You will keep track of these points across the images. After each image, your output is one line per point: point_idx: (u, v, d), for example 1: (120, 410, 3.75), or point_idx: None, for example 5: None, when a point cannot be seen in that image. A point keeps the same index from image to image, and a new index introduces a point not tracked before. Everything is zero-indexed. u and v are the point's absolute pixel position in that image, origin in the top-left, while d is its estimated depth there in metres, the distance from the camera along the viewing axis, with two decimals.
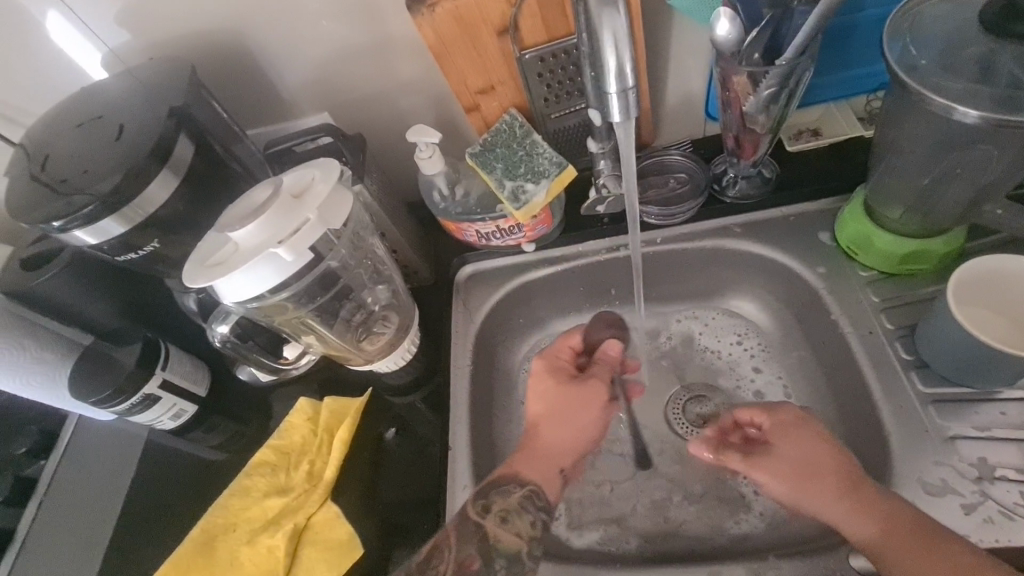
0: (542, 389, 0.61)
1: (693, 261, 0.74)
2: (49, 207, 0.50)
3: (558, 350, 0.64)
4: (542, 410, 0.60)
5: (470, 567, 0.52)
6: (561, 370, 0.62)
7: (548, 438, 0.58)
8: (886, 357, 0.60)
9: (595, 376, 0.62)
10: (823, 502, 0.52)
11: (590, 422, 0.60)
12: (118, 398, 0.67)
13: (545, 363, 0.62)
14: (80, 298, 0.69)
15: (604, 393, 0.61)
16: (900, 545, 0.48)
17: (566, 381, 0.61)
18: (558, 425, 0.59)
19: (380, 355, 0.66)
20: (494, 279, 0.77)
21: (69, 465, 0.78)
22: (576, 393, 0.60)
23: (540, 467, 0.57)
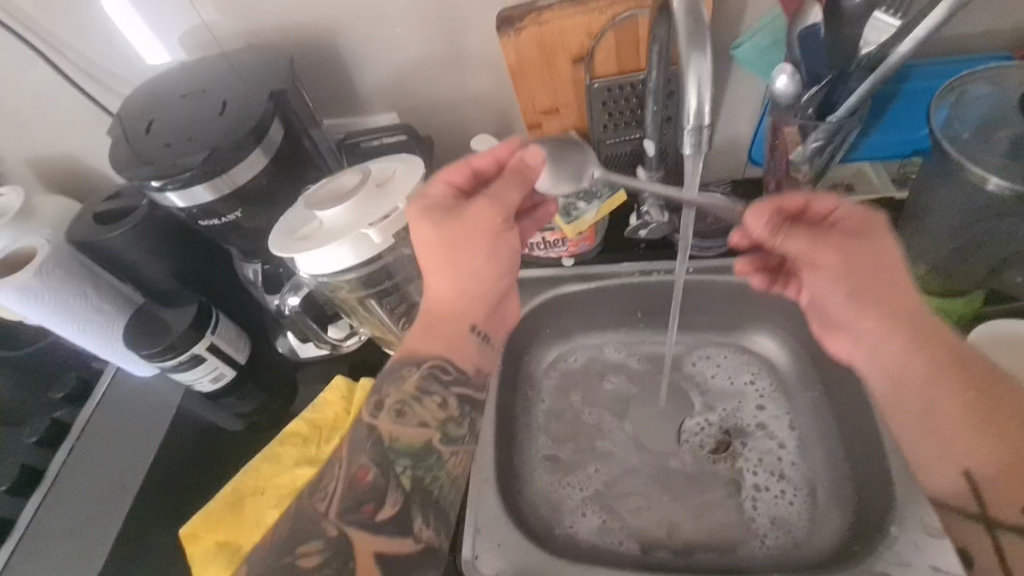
0: (423, 238, 0.51)
1: (722, 294, 0.78)
2: (152, 169, 0.55)
3: (429, 189, 0.54)
4: (425, 264, 0.54)
5: (363, 479, 0.50)
6: (447, 202, 0.52)
7: (439, 295, 0.56)
8: None
9: (481, 199, 0.53)
10: (912, 362, 0.54)
11: (485, 255, 0.54)
12: (170, 353, 0.71)
13: (418, 204, 0.51)
14: (144, 256, 0.72)
15: (502, 213, 0.53)
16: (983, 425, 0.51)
17: (448, 220, 0.51)
18: (446, 268, 0.53)
19: None
20: (526, 289, 0.79)
21: (104, 415, 0.81)
22: (458, 228, 0.52)
23: (438, 341, 0.57)
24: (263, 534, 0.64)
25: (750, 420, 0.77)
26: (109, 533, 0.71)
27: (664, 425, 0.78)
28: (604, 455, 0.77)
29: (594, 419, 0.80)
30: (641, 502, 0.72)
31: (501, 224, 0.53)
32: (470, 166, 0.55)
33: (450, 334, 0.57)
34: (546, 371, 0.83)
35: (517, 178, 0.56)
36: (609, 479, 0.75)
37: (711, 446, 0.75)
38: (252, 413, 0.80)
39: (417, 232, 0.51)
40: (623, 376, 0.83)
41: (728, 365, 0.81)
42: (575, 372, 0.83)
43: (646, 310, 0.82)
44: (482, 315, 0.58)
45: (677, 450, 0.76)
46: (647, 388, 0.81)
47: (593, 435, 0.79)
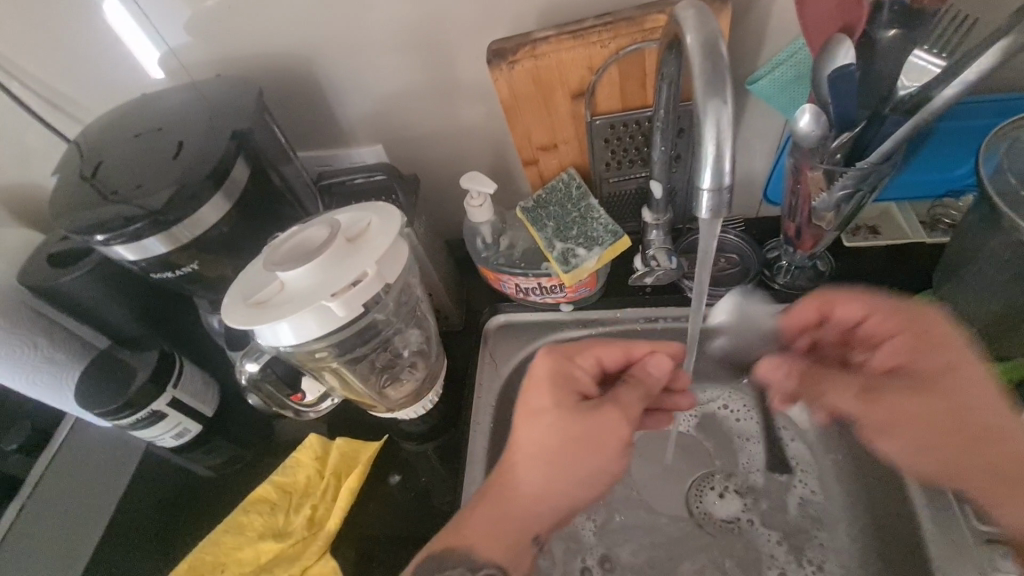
0: (544, 410, 0.52)
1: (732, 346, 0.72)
2: (94, 218, 0.48)
3: (575, 369, 0.56)
4: (528, 441, 0.51)
5: None
6: (570, 395, 0.53)
7: (523, 483, 0.51)
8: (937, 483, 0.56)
9: (615, 403, 0.53)
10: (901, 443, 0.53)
11: (596, 466, 0.51)
12: (125, 411, 0.64)
13: (557, 368, 0.55)
14: (101, 301, 0.66)
15: (626, 427, 0.52)
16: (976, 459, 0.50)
17: (571, 413, 0.52)
18: (547, 463, 0.51)
19: (404, 404, 0.63)
20: (523, 334, 0.75)
21: (60, 466, 0.75)
22: (588, 420, 0.51)
23: (502, 537, 0.49)
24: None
25: (763, 482, 0.70)
26: None
27: (669, 488, 0.71)
28: (604, 520, 0.71)
29: None
30: None
31: (621, 441, 0.52)
32: (625, 351, 0.58)
33: (513, 541, 0.49)
34: None
35: (642, 387, 0.57)
36: (609, 550, 0.68)
37: (720, 513, 0.69)
38: (219, 469, 0.73)
39: (540, 400, 0.53)
40: None
41: (741, 421, 0.74)
42: None
43: None
44: (550, 525, 0.52)
45: (682, 517, 0.69)
46: (651, 445, 0.75)
47: (591, 498, 0.72)
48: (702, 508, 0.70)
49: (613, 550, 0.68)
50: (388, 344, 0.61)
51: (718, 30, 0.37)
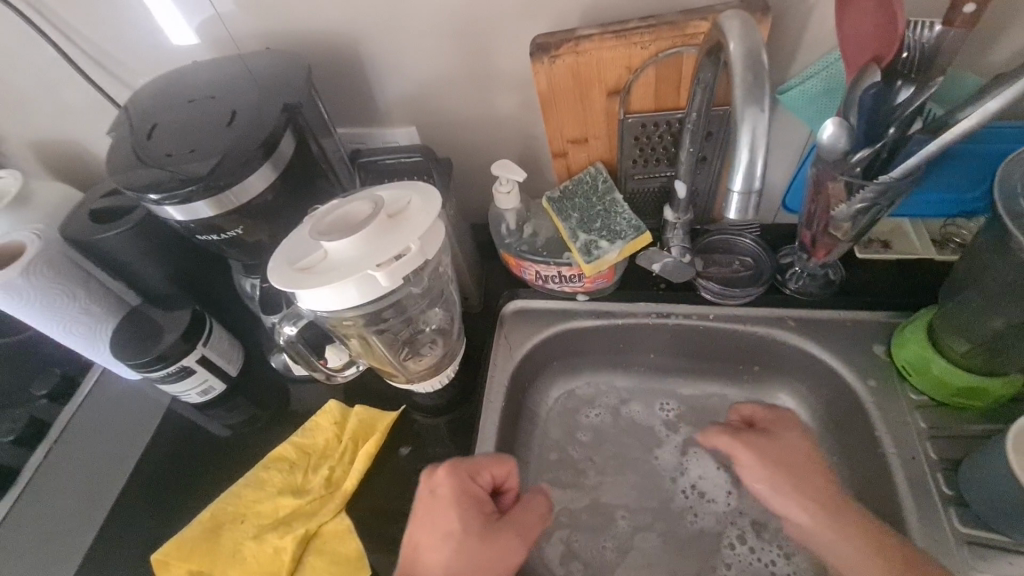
0: (451, 531, 0.53)
1: (737, 345, 0.75)
2: (150, 179, 0.51)
3: (476, 481, 0.57)
4: (439, 557, 0.52)
5: None
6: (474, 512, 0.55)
7: None
8: (925, 488, 0.59)
9: (514, 528, 0.55)
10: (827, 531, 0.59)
11: None
12: (157, 365, 0.66)
13: (457, 491, 0.55)
14: (137, 258, 0.69)
15: (521, 548, 0.54)
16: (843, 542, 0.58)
17: (478, 538, 0.53)
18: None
19: (423, 377, 0.66)
20: (539, 320, 0.78)
21: (86, 415, 0.78)
22: (485, 544, 0.53)
23: None
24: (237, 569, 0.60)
25: None
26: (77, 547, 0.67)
27: (669, 476, 0.75)
28: (605, 504, 0.74)
29: (595, 463, 0.77)
30: (640, 557, 0.70)
31: (516, 565, 0.54)
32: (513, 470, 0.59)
33: None
34: (549, 407, 0.81)
35: (541, 503, 0.58)
36: (608, 533, 0.72)
37: (717, 503, 0.72)
38: (236, 428, 0.75)
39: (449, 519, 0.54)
40: (630, 422, 0.79)
41: None
42: (582, 411, 0.81)
43: (659, 351, 0.79)
44: None
45: (679, 505, 0.72)
46: (655, 436, 0.78)
47: (592, 480, 0.75)
48: (699, 498, 0.73)
49: (613, 531, 0.72)
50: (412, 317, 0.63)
51: (760, 43, 0.40)
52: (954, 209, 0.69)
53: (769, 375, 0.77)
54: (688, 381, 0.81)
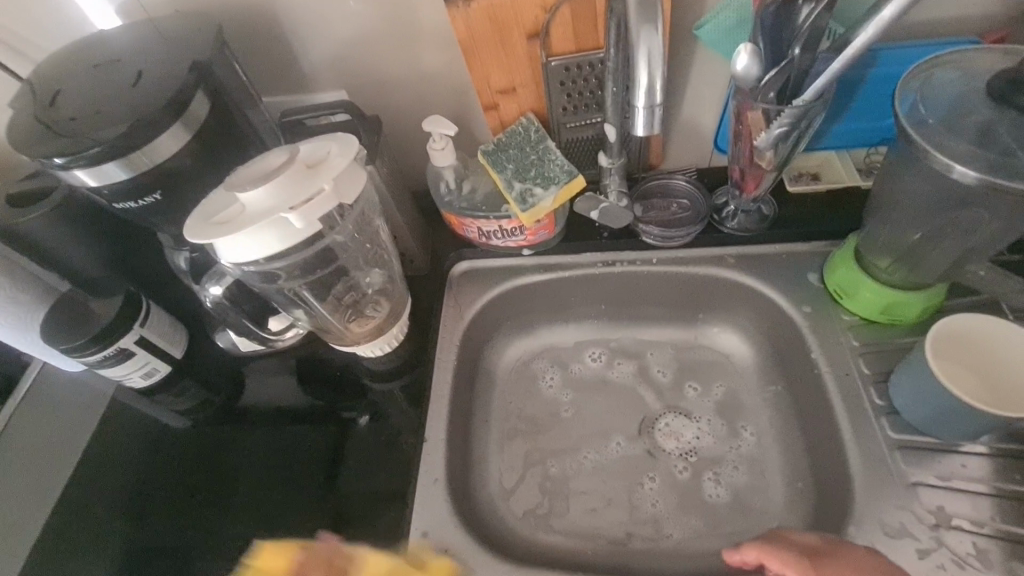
0: None
1: (681, 287, 0.77)
2: (53, 144, 0.49)
3: None
4: None
5: None
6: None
7: None
8: (860, 400, 0.61)
9: None
10: None
11: None
12: (90, 348, 0.64)
13: None
14: (63, 242, 0.66)
15: None
16: None
17: None
18: None
19: (368, 339, 0.66)
20: (486, 279, 0.79)
21: (28, 411, 0.76)
22: None
23: None
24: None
25: (706, 412, 0.76)
26: (24, 543, 0.65)
27: (624, 419, 0.76)
28: (561, 452, 0.74)
29: (551, 416, 0.77)
30: (596, 500, 0.70)
31: None
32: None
33: None
34: (505, 364, 0.81)
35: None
36: (567, 481, 0.72)
37: (670, 440, 0.74)
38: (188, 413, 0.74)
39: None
40: (582, 371, 0.81)
41: (691, 358, 0.80)
42: (536, 365, 0.82)
43: (608, 302, 0.81)
44: None
45: (635, 445, 0.74)
46: (609, 382, 0.79)
47: (549, 432, 0.76)
48: (655, 438, 0.74)
49: (572, 477, 0.72)
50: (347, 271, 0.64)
51: None
52: (875, 138, 0.71)
53: (715, 315, 0.79)
54: (639, 327, 0.82)
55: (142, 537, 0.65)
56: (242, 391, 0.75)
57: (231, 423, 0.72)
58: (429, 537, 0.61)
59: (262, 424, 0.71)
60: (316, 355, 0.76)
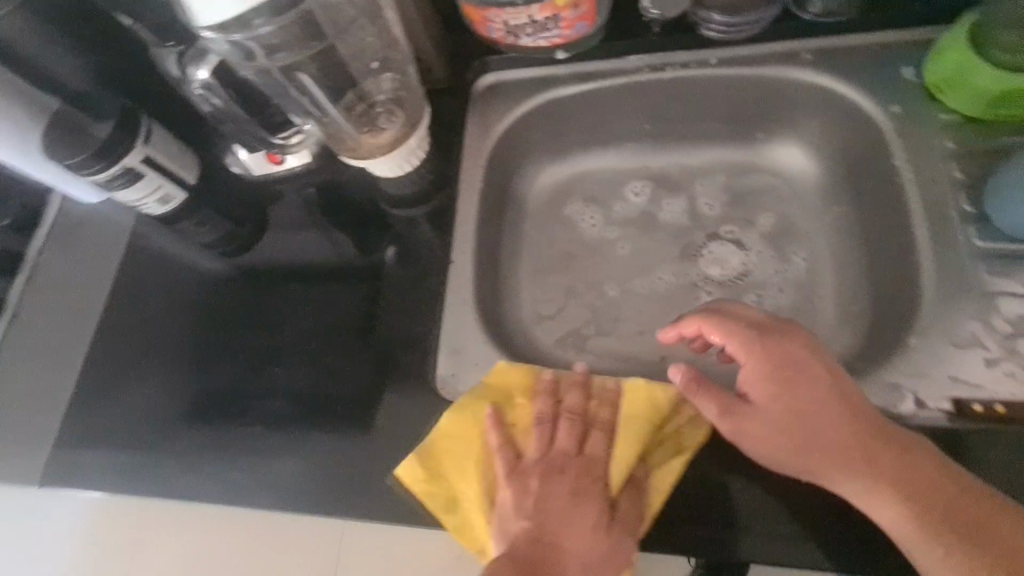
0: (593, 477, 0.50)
1: (742, 95, 0.66)
2: None
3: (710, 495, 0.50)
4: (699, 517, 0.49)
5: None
6: (590, 486, 0.49)
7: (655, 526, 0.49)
8: (945, 208, 0.53)
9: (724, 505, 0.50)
10: (845, 475, 0.45)
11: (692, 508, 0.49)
12: (95, 166, 0.60)
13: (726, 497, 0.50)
14: (39, 49, 0.58)
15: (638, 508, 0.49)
16: (897, 494, 0.44)
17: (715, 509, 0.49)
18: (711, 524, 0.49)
19: (384, 151, 0.60)
20: (515, 91, 0.69)
21: (57, 244, 0.75)
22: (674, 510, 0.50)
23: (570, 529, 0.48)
24: (451, 445, 0.54)
25: (757, 240, 0.69)
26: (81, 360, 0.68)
27: (666, 246, 0.71)
28: (596, 279, 0.71)
29: (587, 245, 0.73)
30: (632, 326, 0.68)
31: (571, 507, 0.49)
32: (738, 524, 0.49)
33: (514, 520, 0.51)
34: (537, 192, 0.75)
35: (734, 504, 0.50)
36: (601, 308, 0.69)
37: (714, 267, 0.69)
38: (212, 245, 0.71)
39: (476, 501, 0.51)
40: (621, 198, 0.74)
41: (746, 183, 0.71)
42: (572, 194, 0.75)
43: (654, 119, 0.71)
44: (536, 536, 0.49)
45: (675, 272, 0.70)
46: (651, 209, 0.73)
47: (584, 260, 0.72)
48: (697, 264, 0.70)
49: (607, 304, 0.69)
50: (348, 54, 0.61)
51: None
52: None
53: (778, 128, 0.69)
54: (688, 150, 0.73)
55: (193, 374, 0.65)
56: (268, 225, 0.72)
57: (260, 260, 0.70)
58: (457, 352, 0.60)
59: (300, 271, 0.69)
60: (336, 185, 0.71)
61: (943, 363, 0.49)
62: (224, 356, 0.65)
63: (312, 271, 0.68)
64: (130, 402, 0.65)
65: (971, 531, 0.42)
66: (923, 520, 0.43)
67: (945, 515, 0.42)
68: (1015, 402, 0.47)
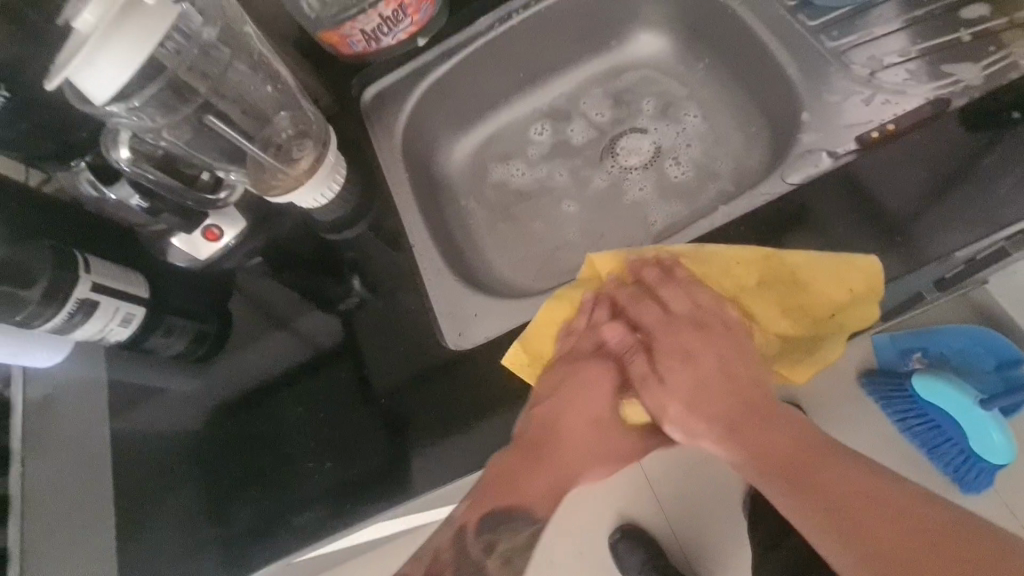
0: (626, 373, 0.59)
1: (582, 10, 0.75)
2: None
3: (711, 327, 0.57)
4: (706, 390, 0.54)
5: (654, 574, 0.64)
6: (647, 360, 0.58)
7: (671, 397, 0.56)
8: (775, 11, 0.63)
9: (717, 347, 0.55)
10: (729, 436, 0.52)
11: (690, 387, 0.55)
12: (48, 309, 0.61)
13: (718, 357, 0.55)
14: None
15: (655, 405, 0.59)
16: (777, 477, 0.48)
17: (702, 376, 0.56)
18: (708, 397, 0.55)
19: (307, 177, 0.63)
20: (398, 90, 0.75)
21: (37, 419, 0.73)
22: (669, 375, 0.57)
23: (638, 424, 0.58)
24: (546, 329, 0.58)
25: (653, 118, 0.78)
26: (106, 509, 0.66)
27: (584, 159, 0.79)
28: (543, 212, 0.77)
29: (521, 189, 0.79)
30: (590, 234, 0.74)
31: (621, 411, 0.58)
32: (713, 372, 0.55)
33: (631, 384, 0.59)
34: (459, 169, 0.81)
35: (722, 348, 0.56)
36: (557, 231, 0.75)
37: (631, 155, 0.77)
38: (186, 352, 0.72)
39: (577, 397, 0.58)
40: (531, 140, 0.82)
41: (623, 80, 0.80)
42: (489, 157, 0.82)
43: (525, 63, 0.79)
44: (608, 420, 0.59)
45: (601, 175, 0.77)
46: (558, 137, 0.81)
47: (525, 202, 0.78)
48: (616, 160, 0.77)
49: (561, 226, 0.75)
50: (248, 111, 0.66)
51: None
52: None
53: (624, 26, 0.78)
54: (564, 77, 0.82)
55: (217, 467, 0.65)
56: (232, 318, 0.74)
57: (236, 340, 0.72)
58: (453, 314, 0.63)
59: (272, 379, 0.67)
60: (278, 243, 0.74)
61: (830, 119, 0.57)
62: (247, 481, 0.64)
63: (285, 356, 0.68)
64: (180, 520, 0.64)
65: (832, 503, 0.45)
66: (814, 503, 0.45)
67: (850, 519, 0.44)
68: (902, 118, 0.54)
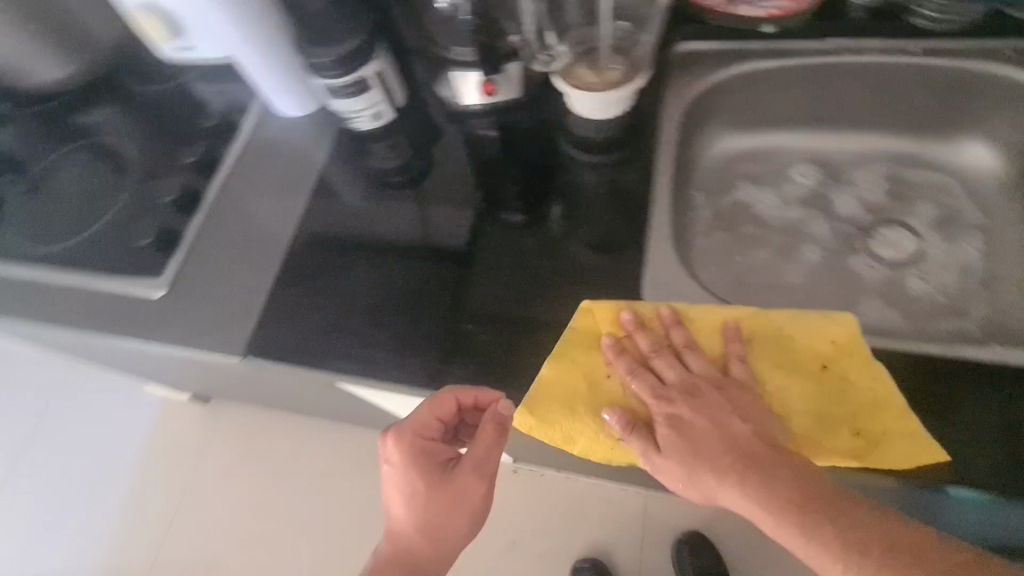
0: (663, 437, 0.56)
1: (940, 86, 0.70)
2: None
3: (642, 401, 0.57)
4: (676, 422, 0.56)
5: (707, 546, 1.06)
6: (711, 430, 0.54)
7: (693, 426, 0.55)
8: None
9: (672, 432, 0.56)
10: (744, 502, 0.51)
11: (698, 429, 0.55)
12: (339, 70, 0.66)
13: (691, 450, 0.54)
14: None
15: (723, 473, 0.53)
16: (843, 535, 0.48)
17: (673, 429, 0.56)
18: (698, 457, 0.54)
19: (611, 88, 0.65)
20: (718, 58, 0.73)
21: (255, 148, 0.79)
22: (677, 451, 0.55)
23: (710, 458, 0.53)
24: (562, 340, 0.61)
25: (932, 227, 0.72)
26: (271, 251, 0.71)
27: (838, 223, 0.74)
28: (769, 244, 0.74)
29: (759, 212, 0.76)
30: (805, 292, 0.70)
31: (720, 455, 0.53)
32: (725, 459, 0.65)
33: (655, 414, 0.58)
34: (713, 162, 0.78)
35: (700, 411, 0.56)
36: (774, 269, 0.72)
37: (888, 246, 0.72)
38: (386, 171, 0.75)
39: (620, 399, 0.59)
40: (797, 176, 0.78)
41: (923, 175, 0.75)
42: (749, 167, 0.78)
43: (843, 103, 0.74)
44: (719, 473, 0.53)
45: (846, 245, 0.73)
46: (823, 188, 0.77)
47: (758, 226, 0.75)
48: (871, 242, 0.73)
49: (780, 268, 0.72)
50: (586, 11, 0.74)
51: None
52: None
53: (966, 124, 0.72)
54: (866, 139, 0.77)
55: (368, 289, 0.67)
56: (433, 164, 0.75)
57: (417, 187, 0.74)
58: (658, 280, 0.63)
59: (399, 245, 0.70)
60: (512, 134, 0.76)
61: None
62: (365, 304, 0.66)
63: (423, 231, 0.70)
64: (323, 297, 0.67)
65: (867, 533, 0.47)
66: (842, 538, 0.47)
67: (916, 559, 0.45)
68: None
